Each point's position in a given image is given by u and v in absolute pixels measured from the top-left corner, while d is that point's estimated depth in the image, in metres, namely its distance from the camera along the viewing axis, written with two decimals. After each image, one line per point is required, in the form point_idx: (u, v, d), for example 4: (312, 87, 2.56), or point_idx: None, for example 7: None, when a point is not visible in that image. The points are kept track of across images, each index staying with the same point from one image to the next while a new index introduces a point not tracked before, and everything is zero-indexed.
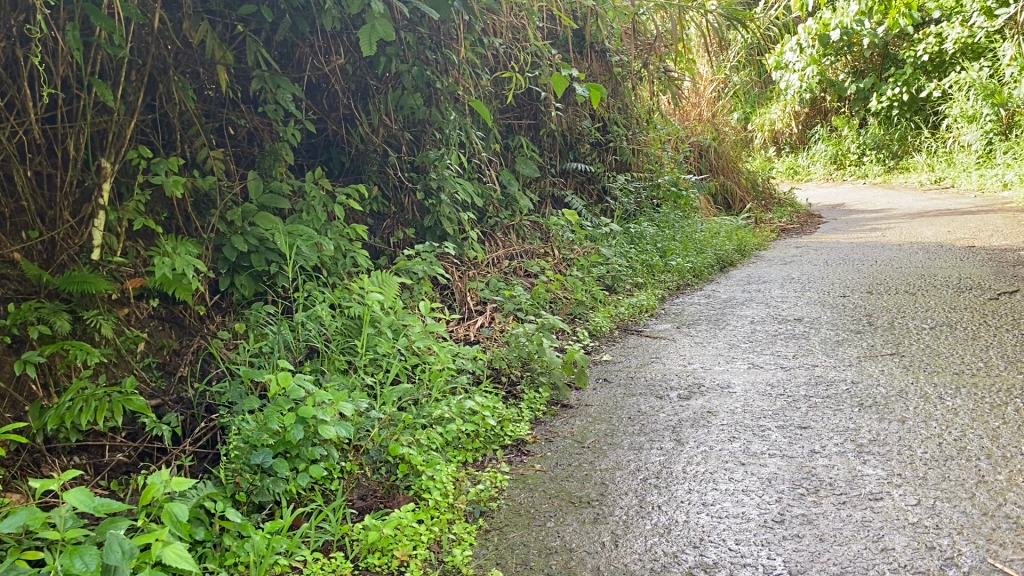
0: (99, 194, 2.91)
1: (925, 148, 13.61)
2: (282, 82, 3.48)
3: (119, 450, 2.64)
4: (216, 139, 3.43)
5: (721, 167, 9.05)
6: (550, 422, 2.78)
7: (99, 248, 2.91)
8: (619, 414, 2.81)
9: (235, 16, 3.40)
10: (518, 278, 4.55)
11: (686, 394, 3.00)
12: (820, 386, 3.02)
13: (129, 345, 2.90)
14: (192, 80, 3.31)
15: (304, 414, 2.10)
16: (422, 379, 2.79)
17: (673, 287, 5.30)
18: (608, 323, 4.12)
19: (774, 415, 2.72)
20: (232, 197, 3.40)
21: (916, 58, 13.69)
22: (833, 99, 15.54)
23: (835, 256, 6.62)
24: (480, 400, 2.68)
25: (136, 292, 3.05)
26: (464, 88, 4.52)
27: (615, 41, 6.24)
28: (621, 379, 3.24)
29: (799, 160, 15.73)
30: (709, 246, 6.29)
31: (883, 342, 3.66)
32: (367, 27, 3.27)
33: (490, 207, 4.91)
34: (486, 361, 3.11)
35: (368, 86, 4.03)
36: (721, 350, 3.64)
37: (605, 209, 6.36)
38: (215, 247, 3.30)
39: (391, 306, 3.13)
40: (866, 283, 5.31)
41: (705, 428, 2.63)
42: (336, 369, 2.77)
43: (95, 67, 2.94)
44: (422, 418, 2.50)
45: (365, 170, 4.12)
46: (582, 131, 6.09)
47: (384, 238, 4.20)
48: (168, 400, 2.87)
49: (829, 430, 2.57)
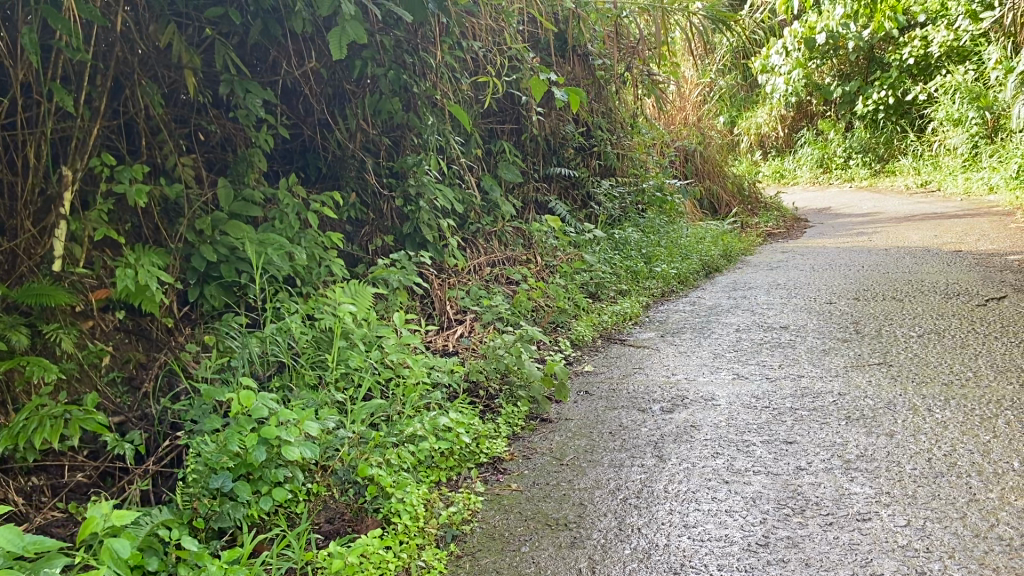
0: (61, 203, 2.80)
1: (911, 152, 13.61)
2: (253, 87, 3.39)
3: (79, 470, 2.50)
4: (185, 145, 3.33)
5: (707, 171, 9.00)
6: (528, 437, 2.69)
7: (61, 259, 2.80)
8: (600, 429, 2.72)
9: (204, 19, 3.30)
10: (499, 286, 4.46)
11: (669, 407, 2.91)
12: (806, 398, 2.94)
13: (92, 359, 2.79)
14: (158, 85, 3.21)
15: (267, 435, 2.01)
16: (396, 394, 2.69)
17: (658, 294, 5.22)
18: (591, 332, 4.04)
19: (759, 429, 2.64)
20: (202, 206, 3.30)
21: (902, 61, 13.69)
22: (819, 103, 15.54)
23: (822, 260, 6.57)
24: (455, 416, 2.58)
25: (100, 304, 2.93)
26: (443, 92, 4.43)
27: (598, 44, 6.17)
28: (603, 391, 3.15)
29: (785, 164, 15.71)
30: (695, 252, 6.22)
31: (870, 351, 3.58)
32: (338, 30, 3.18)
33: (472, 213, 4.81)
34: (463, 374, 3.02)
35: (344, 90, 3.94)
36: (705, 360, 3.56)
37: (590, 215, 6.28)
38: (184, 257, 3.20)
39: (365, 318, 3.04)
40: (853, 288, 5.25)
41: (688, 443, 2.55)
42: (306, 385, 2.69)
43: (56, 72, 2.84)
44: (393, 435, 2.41)
45: (342, 176, 4.02)
46: (565, 135, 6.01)
47: (363, 246, 4.10)
48: (132, 417, 2.76)
49: (815, 445, 2.49)
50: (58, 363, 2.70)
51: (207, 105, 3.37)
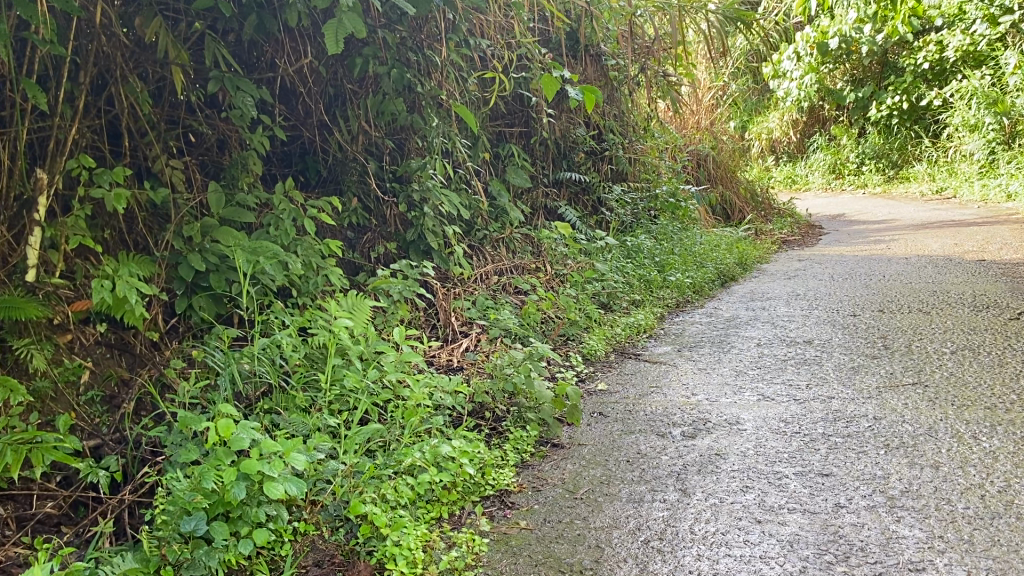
0: (37, 207, 2.59)
1: (926, 158, 13.40)
2: (245, 84, 3.17)
3: (48, 500, 2.31)
4: (174, 147, 3.12)
5: (720, 176, 8.77)
6: (538, 466, 2.47)
7: (35, 269, 2.59)
8: (617, 457, 2.50)
9: (193, 13, 3.10)
10: (508, 296, 4.24)
11: (691, 432, 2.69)
12: (839, 423, 2.71)
13: (68, 377, 2.58)
14: (145, 83, 3.00)
15: (247, 470, 1.83)
16: (395, 417, 2.48)
17: (673, 304, 5.00)
18: (603, 345, 3.82)
19: (791, 459, 2.41)
20: (191, 211, 3.10)
21: (916, 66, 13.41)
22: (831, 108, 15.28)
23: (840, 270, 6.33)
24: (459, 443, 2.36)
25: (80, 317, 2.73)
26: (449, 92, 4.22)
27: (611, 44, 5.95)
28: (619, 413, 2.93)
29: (797, 170, 15.49)
30: (710, 260, 6.00)
31: (903, 370, 3.35)
32: (335, 22, 2.95)
33: (479, 219, 4.60)
34: (468, 395, 2.80)
35: (344, 90, 3.74)
36: (727, 378, 3.33)
37: (600, 221, 6.07)
38: (171, 266, 2.99)
39: (362, 333, 2.82)
40: (877, 300, 5.01)
41: (714, 475, 2.32)
42: (297, 408, 2.48)
43: (31, 68, 2.63)
44: (389, 467, 2.20)
45: (344, 180, 3.82)
46: (576, 139, 5.79)
47: (365, 253, 3.89)
48: (110, 440, 2.54)
49: (853, 477, 2.26)
50: (30, 381, 2.49)
51: (198, 105, 3.17)
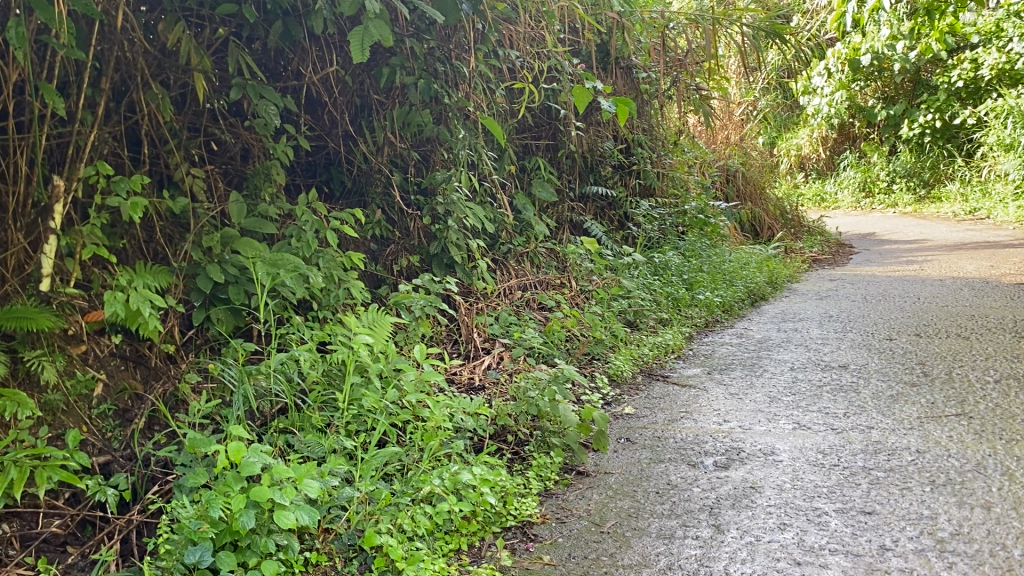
0: (53, 215, 2.53)
1: (959, 177, 13.15)
2: (269, 92, 3.10)
3: (54, 518, 2.22)
4: (196, 156, 3.05)
5: (749, 193, 8.62)
6: (563, 495, 2.36)
7: (50, 278, 2.52)
8: (646, 488, 2.38)
9: (218, 19, 3.03)
10: (532, 312, 4.13)
11: (724, 462, 2.57)
12: (880, 456, 2.58)
13: (79, 390, 2.51)
14: (167, 90, 2.93)
15: (257, 497, 1.73)
16: (413, 440, 2.38)
17: (701, 323, 4.87)
18: (630, 366, 3.70)
19: (830, 494, 2.28)
20: (211, 221, 3.03)
21: (951, 84, 13.14)
22: (862, 125, 15.02)
23: (873, 291, 6.16)
24: (480, 471, 2.25)
25: (94, 327, 2.66)
26: (476, 104, 4.14)
27: (643, 56, 5.84)
28: (646, 440, 2.82)
29: (826, 187, 15.25)
30: (739, 278, 5.86)
31: (946, 399, 3.20)
32: (361, 30, 2.86)
33: (504, 232, 4.49)
34: (489, 418, 2.70)
35: (370, 101, 3.66)
36: (761, 405, 3.20)
37: (627, 237, 5.95)
38: (190, 277, 2.92)
39: (382, 350, 2.72)
40: (913, 323, 4.85)
41: (749, 510, 2.20)
42: (313, 428, 2.38)
43: (50, 73, 2.57)
44: (407, 495, 2.09)
45: (368, 192, 3.74)
46: (604, 152, 5.68)
47: (387, 266, 3.79)
48: (120, 457, 2.46)
49: (898, 517, 2.13)
50: (42, 394, 2.43)
51: (220, 112, 3.10)
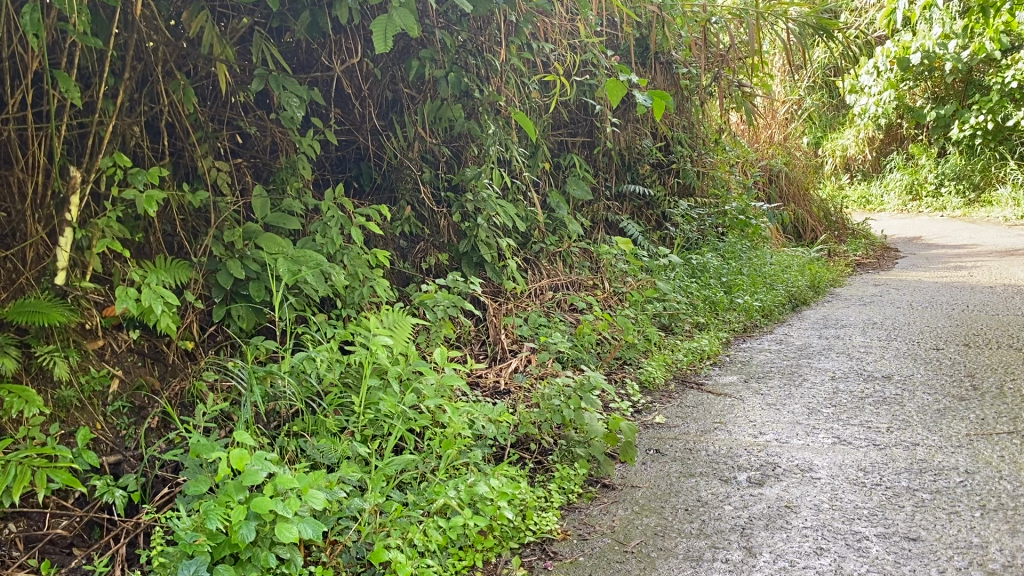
0: (69, 207, 2.46)
1: (1010, 180, 12.76)
2: (292, 84, 3.01)
3: (61, 519, 2.15)
4: (221, 149, 2.98)
5: (792, 193, 8.41)
6: (586, 509, 2.24)
7: (65, 271, 2.46)
8: (674, 504, 2.26)
9: (243, 8, 2.95)
10: (563, 314, 4.02)
11: (758, 478, 2.43)
12: (926, 476, 2.43)
13: (94, 387, 2.45)
14: (190, 81, 2.86)
15: (258, 509, 1.65)
16: (431, 447, 2.28)
17: (739, 329, 4.73)
18: (663, 373, 3.58)
19: (871, 517, 2.14)
20: (234, 216, 2.96)
21: (1004, 85, 12.70)
22: (911, 126, 14.62)
23: (920, 297, 5.94)
24: (499, 483, 2.14)
25: (112, 322, 2.60)
26: (507, 98, 4.02)
27: (683, 51, 5.67)
28: (677, 452, 2.69)
29: (872, 189, 14.89)
30: (779, 282, 5.68)
31: (997, 416, 3.02)
32: (384, 19, 2.75)
33: (536, 231, 4.38)
34: (512, 425, 2.59)
35: (400, 94, 3.58)
36: (799, 417, 3.05)
37: (664, 237, 5.80)
38: (210, 272, 2.85)
39: (402, 352, 2.62)
40: (962, 333, 4.64)
41: (783, 532, 2.06)
42: (328, 433, 2.29)
43: (68, 61, 2.50)
44: (420, 508, 2.00)
45: (398, 188, 3.65)
46: (642, 150, 5.54)
47: (416, 264, 3.70)
48: (131, 457, 2.39)
49: (945, 545, 1.98)
50: (55, 390, 2.36)
51: (245, 104, 3.02)
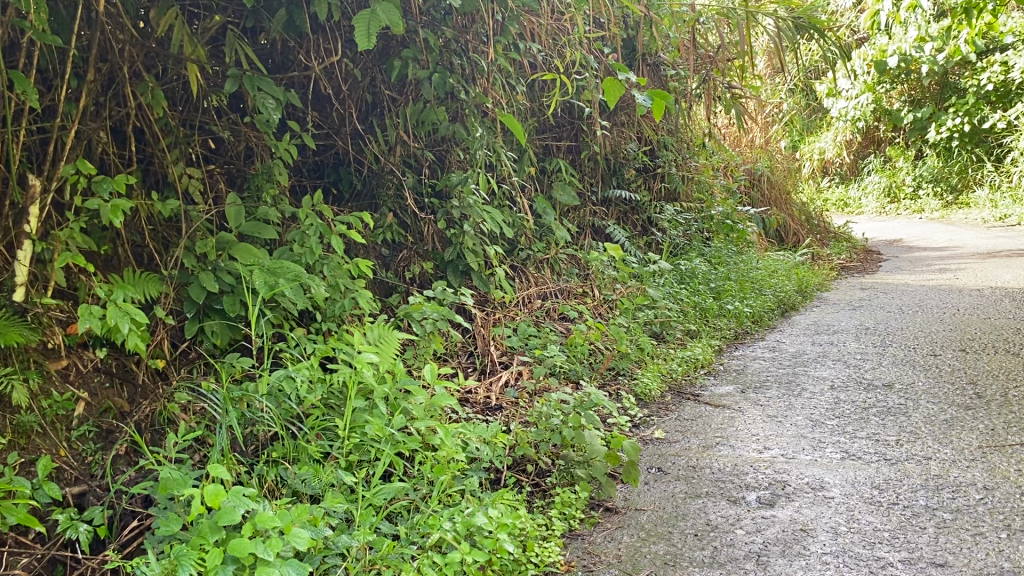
0: (27, 218, 2.28)
1: (988, 182, 12.79)
2: (268, 85, 2.85)
3: (20, 556, 1.97)
4: (193, 154, 2.81)
5: (774, 197, 8.33)
6: (589, 537, 2.11)
7: (24, 286, 2.27)
8: (682, 529, 2.11)
9: (215, 5, 2.79)
10: (553, 324, 3.88)
11: (768, 498, 2.30)
12: (944, 493, 2.30)
13: (57, 411, 2.28)
14: (159, 83, 2.69)
15: (236, 552, 1.52)
16: (422, 473, 2.13)
17: (730, 336, 4.61)
18: (659, 384, 3.44)
19: (893, 541, 2.01)
20: (207, 225, 2.79)
21: (980, 87, 12.73)
22: (888, 129, 14.63)
23: (910, 301, 5.86)
24: (497, 511, 2.00)
25: (77, 341, 2.42)
26: (493, 100, 3.88)
27: (671, 53, 5.58)
28: (680, 470, 2.55)
29: (850, 192, 14.87)
30: (768, 287, 5.58)
31: (1008, 425, 2.91)
32: (367, 14, 2.58)
33: (523, 238, 4.23)
34: (507, 445, 2.44)
35: (381, 96, 3.43)
36: (803, 429, 2.92)
37: (651, 242, 5.68)
38: (182, 285, 2.67)
39: (389, 369, 2.46)
40: (957, 337, 4.55)
41: (802, 560, 1.93)
42: (311, 459, 2.13)
43: (26, 61, 2.32)
44: (412, 542, 1.85)
45: (379, 194, 3.49)
46: (628, 154, 5.42)
47: (399, 273, 3.55)
48: (97, 486, 2.20)
49: (975, 571, 1.85)
50: (14, 415, 2.18)
51: (218, 108, 2.85)
